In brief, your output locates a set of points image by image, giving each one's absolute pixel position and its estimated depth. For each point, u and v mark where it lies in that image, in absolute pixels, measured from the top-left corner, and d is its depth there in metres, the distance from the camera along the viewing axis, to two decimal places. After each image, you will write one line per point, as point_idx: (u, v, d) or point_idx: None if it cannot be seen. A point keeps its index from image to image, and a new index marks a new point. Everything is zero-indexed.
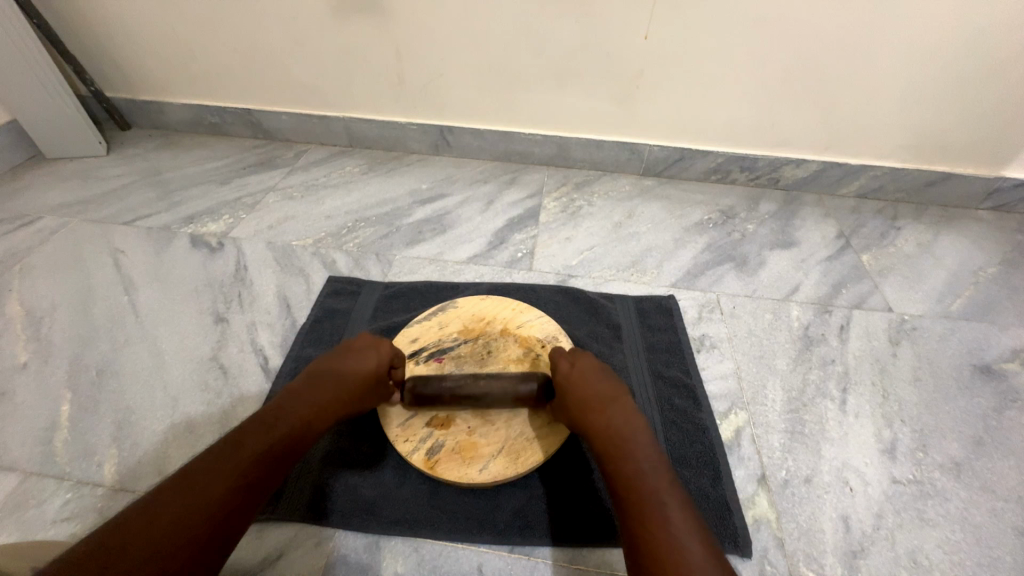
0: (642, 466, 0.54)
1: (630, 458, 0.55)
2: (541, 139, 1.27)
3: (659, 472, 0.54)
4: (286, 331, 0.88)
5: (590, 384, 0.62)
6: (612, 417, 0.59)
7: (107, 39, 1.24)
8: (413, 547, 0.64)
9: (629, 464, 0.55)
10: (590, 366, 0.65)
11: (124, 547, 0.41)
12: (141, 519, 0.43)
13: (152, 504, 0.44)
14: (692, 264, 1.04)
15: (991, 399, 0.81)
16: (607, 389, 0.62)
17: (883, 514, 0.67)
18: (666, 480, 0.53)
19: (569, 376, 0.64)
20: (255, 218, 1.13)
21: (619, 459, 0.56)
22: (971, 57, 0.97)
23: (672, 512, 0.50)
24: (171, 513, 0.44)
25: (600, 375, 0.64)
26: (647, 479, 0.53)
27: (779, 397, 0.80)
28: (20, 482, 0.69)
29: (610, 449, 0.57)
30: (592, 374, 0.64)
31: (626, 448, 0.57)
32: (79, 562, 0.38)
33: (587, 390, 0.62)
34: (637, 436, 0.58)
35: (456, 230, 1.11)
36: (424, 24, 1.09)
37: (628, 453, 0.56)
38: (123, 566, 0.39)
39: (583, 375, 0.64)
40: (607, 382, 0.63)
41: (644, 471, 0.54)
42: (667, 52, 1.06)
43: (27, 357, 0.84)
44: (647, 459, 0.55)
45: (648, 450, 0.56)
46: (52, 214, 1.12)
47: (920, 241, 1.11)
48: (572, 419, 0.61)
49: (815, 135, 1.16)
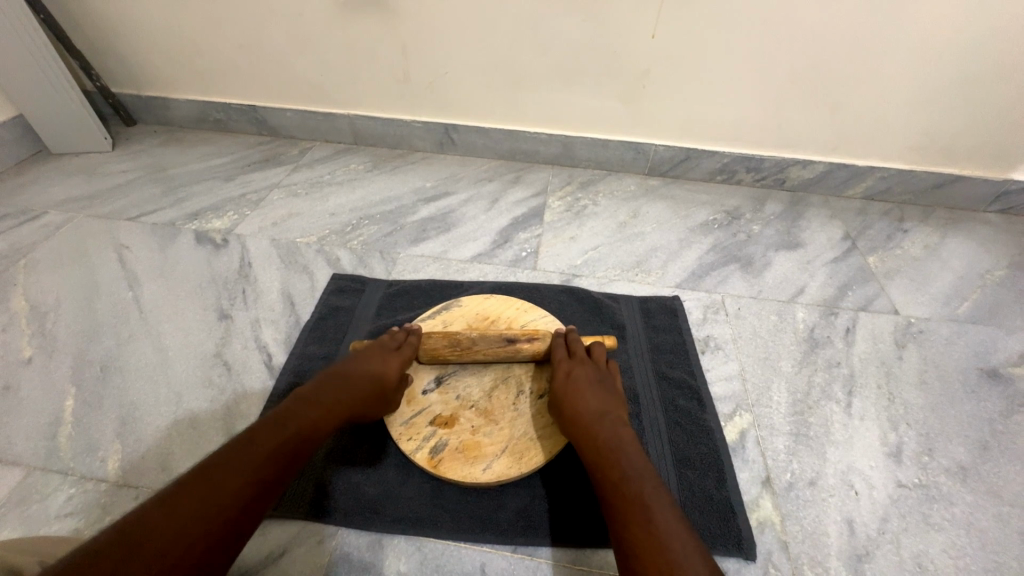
0: (629, 472, 0.54)
1: (618, 466, 0.55)
2: (547, 138, 1.26)
3: (647, 476, 0.54)
4: (290, 328, 0.88)
5: (583, 395, 0.63)
6: (601, 426, 0.60)
7: (112, 34, 1.24)
8: (415, 546, 0.64)
9: (617, 472, 0.55)
10: (585, 376, 0.66)
11: (141, 541, 0.41)
12: (158, 513, 0.43)
13: (169, 499, 0.44)
14: (697, 265, 1.03)
15: (998, 404, 0.80)
16: (597, 399, 0.63)
17: (888, 518, 0.67)
18: (654, 483, 0.53)
19: (565, 385, 0.65)
20: (260, 215, 1.13)
21: (607, 466, 0.56)
22: (981, 55, 0.96)
23: (659, 514, 0.50)
24: (187, 509, 0.44)
25: (593, 383, 0.65)
26: (635, 484, 0.53)
27: (783, 399, 0.79)
28: (24, 476, 0.69)
29: (599, 457, 0.57)
30: (585, 384, 0.65)
31: (614, 455, 0.57)
32: (96, 556, 0.39)
33: (580, 401, 0.63)
34: (626, 444, 0.58)
35: (461, 228, 1.11)
36: (429, 22, 1.09)
37: (616, 460, 0.56)
38: (138, 560, 0.40)
39: (576, 385, 0.64)
40: (598, 390, 0.64)
41: (632, 476, 0.54)
42: (674, 52, 1.05)
43: (32, 351, 0.84)
44: (635, 465, 0.55)
45: (636, 456, 0.56)
46: (57, 209, 1.12)
47: (927, 244, 1.11)
48: (566, 431, 0.62)
49: (821, 136, 1.15)
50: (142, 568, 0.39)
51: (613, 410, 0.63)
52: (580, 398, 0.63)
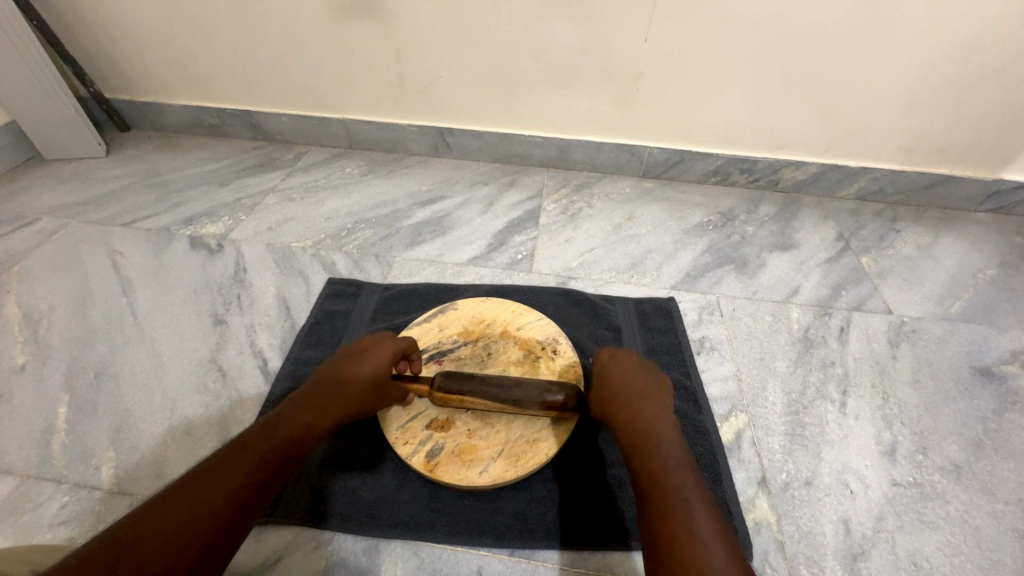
0: (668, 461, 0.54)
1: (658, 454, 0.55)
2: (542, 141, 1.27)
3: (685, 470, 0.54)
4: (286, 332, 0.88)
5: (627, 379, 0.62)
6: (644, 412, 0.59)
7: (106, 40, 1.24)
8: (412, 550, 0.64)
9: (655, 461, 0.54)
10: (629, 360, 0.65)
11: (137, 544, 0.41)
12: (153, 517, 0.43)
13: (162, 503, 0.44)
14: (692, 266, 1.04)
15: (990, 401, 0.81)
16: (640, 383, 0.62)
17: (883, 517, 0.67)
18: (692, 481, 0.53)
19: (608, 368, 0.65)
20: (254, 220, 1.13)
21: (645, 453, 0.55)
22: (972, 55, 0.96)
23: (696, 511, 0.50)
24: (181, 513, 0.44)
25: (640, 371, 0.64)
26: (675, 477, 0.52)
27: (779, 399, 0.80)
28: (17, 485, 0.69)
29: (637, 441, 0.56)
30: (633, 372, 0.63)
31: (653, 443, 0.56)
32: (92, 558, 0.39)
33: (626, 387, 0.62)
34: (665, 433, 0.57)
35: (456, 231, 1.11)
36: (425, 26, 1.09)
37: (655, 448, 0.55)
38: (135, 562, 0.40)
39: (624, 370, 0.64)
40: (645, 377, 0.63)
41: (672, 468, 0.53)
42: (667, 54, 1.06)
43: (25, 359, 0.84)
44: (673, 456, 0.55)
45: (675, 449, 0.56)
46: (50, 215, 1.12)
47: (919, 243, 1.12)
48: (608, 410, 0.61)
49: (814, 138, 1.16)
50: (137, 569, 0.40)
51: (657, 395, 0.61)
52: (624, 381, 0.62)
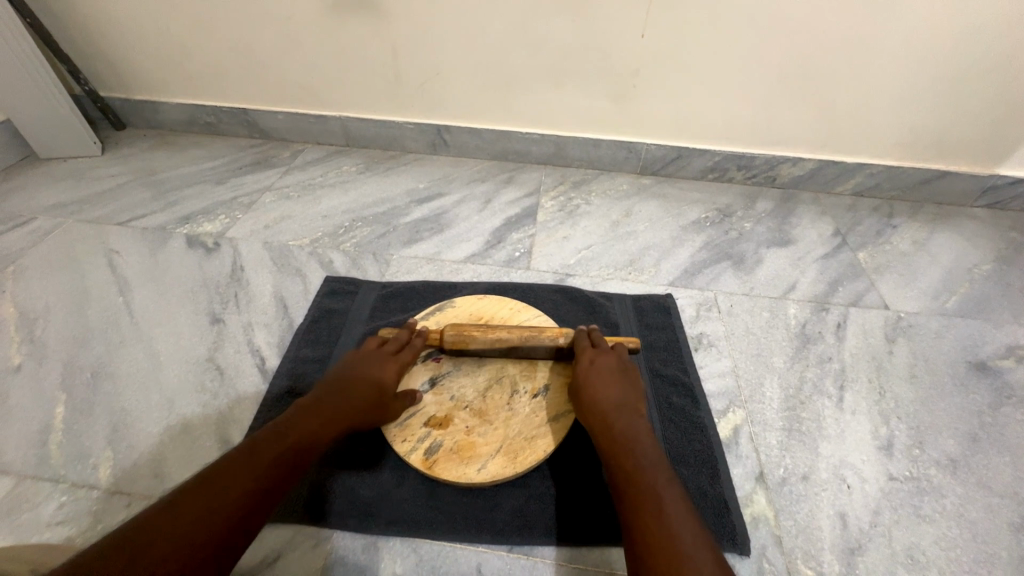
0: (642, 462, 0.55)
1: (633, 455, 0.56)
2: (539, 138, 1.27)
3: (660, 468, 0.55)
4: (283, 331, 0.88)
5: (602, 383, 0.64)
6: (619, 416, 0.61)
7: (100, 37, 1.23)
8: (411, 547, 0.64)
9: (630, 462, 0.55)
10: (609, 366, 0.65)
11: (149, 544, 0.41)
12: (163, 518, 0.43)
13: (172, 506, 0.45)
14: (690, 262, 1.04)
15: (986, 396, 0.81)
16: (615, 388, 0.63)
17: (880, 511, 0.68)
18: (666, 477, 0.54)
19: (586, 372, 0.65)
20: (251, 218, 1.12)
21: (621, 456, 0.57)
22: (968, 51, 0.97)
23: (671, 506, 0.50)
24: (190, 515, 0.44)
25: (617, 375, 0.65)
26: (648, 476, 0.54)
27: (776, 394, 0.80)
28: (13, 484, 0.69)
29: (613, 445, 0.58)
30: (608, 376, 0.64)
31: (626, 445, 0.57)
32: (102, 557, 0.39)
33: (600, 393, 0.63)
34: (640, 437, 0.58)
35: (453, 229, 1.11)
36: (422, 23, 1.08)
37: (629, 450, 0.57)
38: (144, 562, 0.40)
39: (600, 374, 0.64)
40: (620, 381, 0.64)
41: (645, 468, 0.54)
42: (665, 51, 1.06)
43: (21, 359, 0.83)
44: (649, 456, 0.56)
45: (649, 450, 0.57)
46: (45, 215, 1.11)
47: (915, 239, 1.12)
48: (587, 418, 0.62)
49: (812, 135, 1.16)
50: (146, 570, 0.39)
51: (631, 401, 0.63)
52: (598, 387, 0.63)
